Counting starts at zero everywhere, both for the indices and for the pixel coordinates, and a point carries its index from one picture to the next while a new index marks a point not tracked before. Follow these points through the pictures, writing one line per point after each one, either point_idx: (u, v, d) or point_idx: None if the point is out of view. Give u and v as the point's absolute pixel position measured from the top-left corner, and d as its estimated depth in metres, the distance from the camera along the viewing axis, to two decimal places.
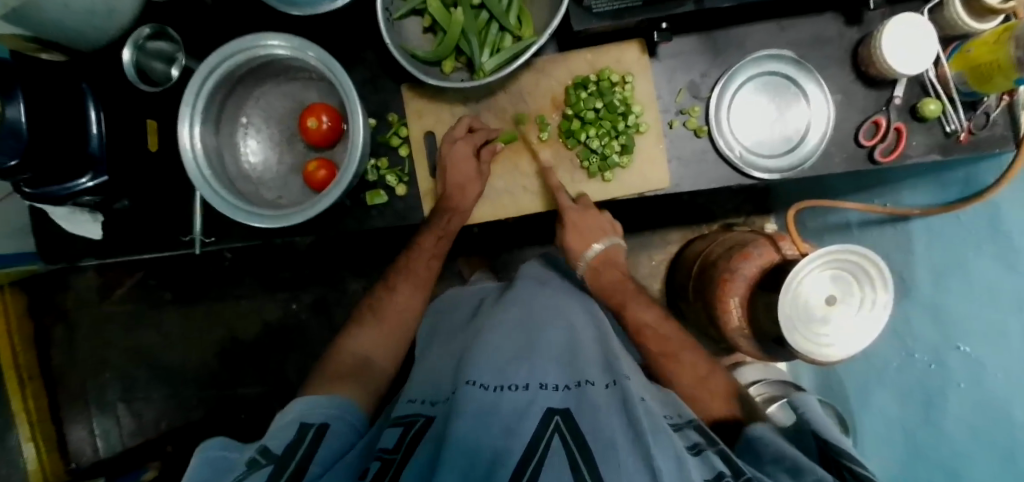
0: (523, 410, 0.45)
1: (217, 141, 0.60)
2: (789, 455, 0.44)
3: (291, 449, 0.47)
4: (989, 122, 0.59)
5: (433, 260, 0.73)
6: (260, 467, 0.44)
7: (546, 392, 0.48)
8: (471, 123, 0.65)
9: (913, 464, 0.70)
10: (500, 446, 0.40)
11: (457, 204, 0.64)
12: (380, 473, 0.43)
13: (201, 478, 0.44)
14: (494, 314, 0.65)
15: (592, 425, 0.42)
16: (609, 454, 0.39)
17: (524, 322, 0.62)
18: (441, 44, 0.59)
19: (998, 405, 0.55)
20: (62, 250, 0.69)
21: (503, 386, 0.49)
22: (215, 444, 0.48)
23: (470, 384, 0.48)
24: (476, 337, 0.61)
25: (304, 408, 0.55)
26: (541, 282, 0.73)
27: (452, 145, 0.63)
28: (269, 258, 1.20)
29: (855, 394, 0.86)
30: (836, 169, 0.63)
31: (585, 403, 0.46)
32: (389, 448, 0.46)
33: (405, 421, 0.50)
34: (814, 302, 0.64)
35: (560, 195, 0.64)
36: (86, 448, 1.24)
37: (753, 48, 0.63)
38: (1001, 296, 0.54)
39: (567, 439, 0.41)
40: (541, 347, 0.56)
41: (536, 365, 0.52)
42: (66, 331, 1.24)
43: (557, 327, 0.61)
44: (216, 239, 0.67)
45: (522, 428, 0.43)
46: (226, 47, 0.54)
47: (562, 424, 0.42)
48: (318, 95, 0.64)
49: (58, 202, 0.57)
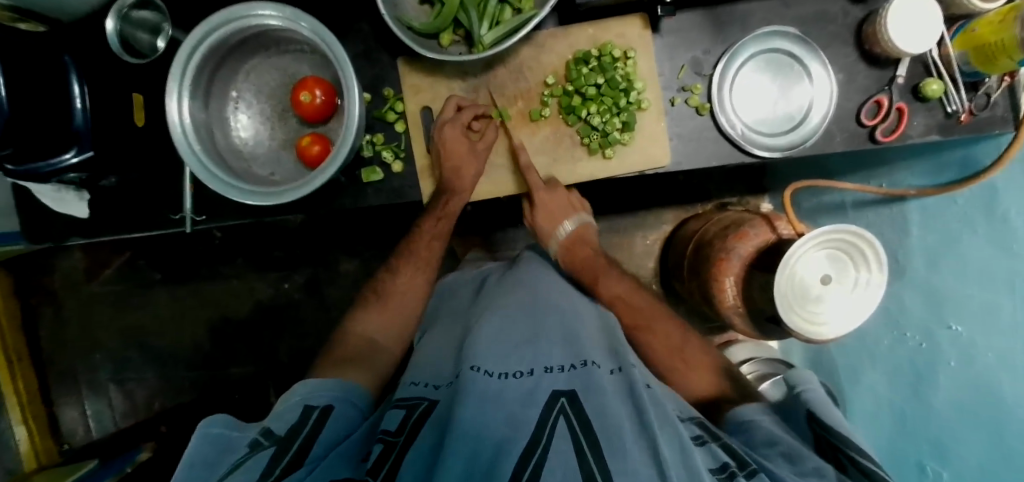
0: (529, 396, 0.45)
1: (206, 116, 0.58)
2: (786, 440, 0.47)
3: (294, 431, 0.47)
4: (990, 103, 0.59)
5: (434, 240, 0.71)
6: (262, 449, 0.44)
7: (552, 375, 0.48)
8: (458, 101, 0.64)
9: (903, 437, 0.72)
10: (504, 434, 0.40)
11: (455, 183, 0.63)
12: (381, 458, 0.42)
13: (202, 458, 0.43)
14: (499, 296, 0.65)
15: (598, 409, 0.42)
16: (616, 441, 0.39)
17: (528, 305, 0.61)
18: (439, 16, 0.57)
19: (982, 378, 0.57)
20: (47, 229, 0.67)
21: (507, 374, 0.48)
22: (218, 420, 0.47)
23: (474, 370, 0.48)
24: (478, 319, 0.60)
25: (308, 390, 0.54)
26: (545, 267, 0.72)
27: (444, 125, 0.62)
28: (260, 238, 1.18)
29: (845, 373, 0.88)
30: (836, 148, 0.62)
31: (591, 385, 0.46)
32: (392, 431, 0.45)
33: (408, 404, 0.50)
34: (810, 281, 0.65)
35: (531, 176, 0.64)
36: (78, 430, 1.23)
37: (757, 24, 0.61)
38: (994, 276, 0.55)
39: (572, 421, 0.41)
40: (546, 331, 0.56)
41: (540, 350, 0.52)
42: (53, 312, 1.22)
43: (561, 311, 0.61)
44: (207, 217, 0.65)
45: (526, 415, 0.42)
46: (214, 16, 0.51)
47: (567, 406, 0.43)
48: (311, 68, 0.62)
49: (44, 179, 0.55)
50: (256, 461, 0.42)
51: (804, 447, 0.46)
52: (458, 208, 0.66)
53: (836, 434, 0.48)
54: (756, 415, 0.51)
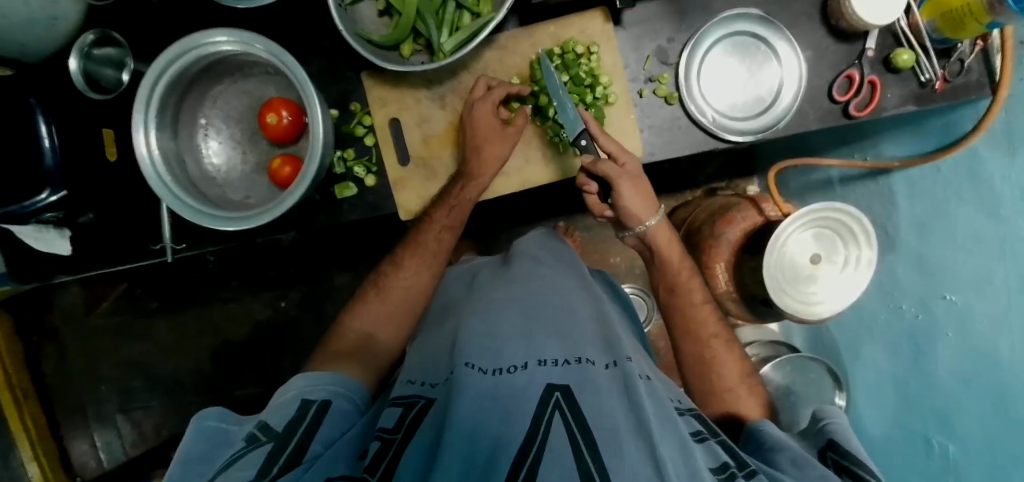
0: (521, 392, 0.41)
1: (176, 146, 0.58)
2: (794, 447, 0.47)
3: (293, 426, 0.46)
4: (964, 68, 0.58)
5: (443, 231, 0.67)
6: (258, 445, 0.43)
7: (546, 368, 0.44)
8: (489, 81, 0.63)
9: (908, 411, 0.71)
10: (500, 432, 0.36)
11: (473, 167, 0.62)
12: (378, 455, 0.40)
13: (198, 451, 0.43)
14: (493, 289, 0.62)
15: (594, 406, 0.39)
16: (613, 440, 0.35)
17: (521, 297, 0.58)
18: (397, 27, 0.57)
19: (985, 348, 0.56)
20: (32, 269, 0.67)
21: (501, 370, 0.45)
22: (213, 414, 0.47)
23: (468, 367, 0.45)
24: (467, 315, 0.58)
25: (306, 384, 0.53)
26: (537, 259, 0.69)
27: (474, 104, 0.61)
28: (254, 259, 1.19)
29: (846, 349, 0.87)
30: (810, 126, 0.62)
31: (588, 382, 0.42)
32: (388, 428, 0.43)
33: (406, 402, 0.47)
34: (799, 260, 0.66)
35: (606, 141, 0.59)
36: (89, 462, 1.24)
37: (719, 8, 0.61)
38: (983, 242, 0.54)
39: (568, 417, 0.38)
40: (541, 322, 0.52)
41: (535, 342, 0.48)
42: (55, 347, 1.23)
43: (554, 301, 0.57)
44: (187, 245, 0.65)
45: (521, 410, 0.39)
46: (172, 46, 0.52)
47: (563, 401, 0.39)
48: (277, 89, 0.62)
49: (21, 221, 0.55)
50: (253, 457, 0.41)
51: (812, 456, 0.45)
52: (473, 195, 0.64)
53: (849, 458, 0.47)
54: (768, 426, 0.52)
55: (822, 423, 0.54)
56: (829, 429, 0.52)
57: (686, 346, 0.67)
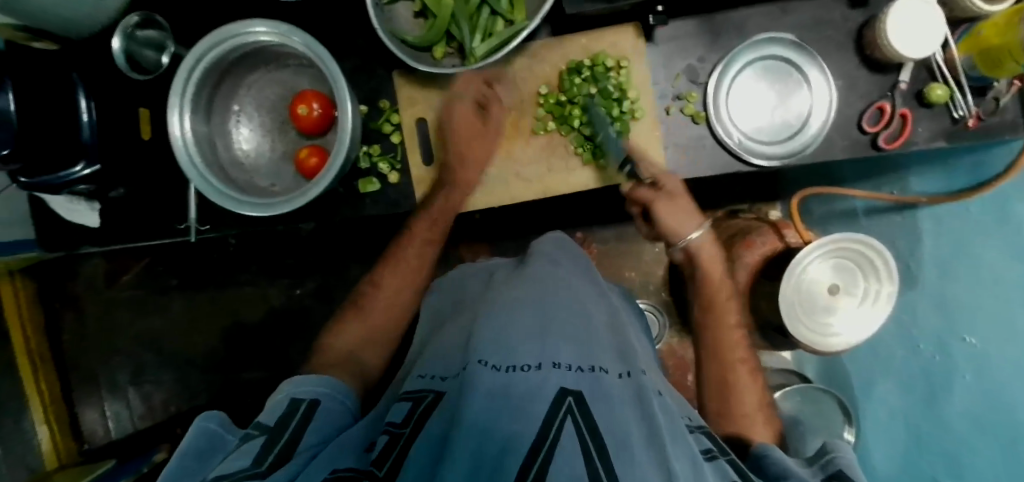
0: (535, 391, 0.41)
1: (208, 130, 0.60)
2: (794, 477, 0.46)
3: (285, 420, 0.47)
4: (998, 108, 0.57)
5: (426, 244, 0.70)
6: (252, 438, 0.44)
7: (561, 372, 0.43)
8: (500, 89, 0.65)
9: (916, 452, 0.69)
10: (512, 431, 0.36)
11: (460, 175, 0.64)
12: (388, 448, 0.40)
13: (195, 448, 0.43)
14: (511, 285, 0.62)
15: (606, 414, 0.39)
16: (625, 450, 0.35)
17: (535, 298, 0.57)
18: (432, 29, 0.58)
19: (999, 394, 0.55)
20: (63, 238, 0.69)
21: (515, 367, 0.44)
22: (213, 417, 0.47)
23: (481, 364, 0.44)
24: (481, 314, 0.58)
25: (295, 387, 0.54)
26: (554, 261, 0.68)
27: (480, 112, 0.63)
28: (273, 245, 1.21)
29: (859, 384, 0.85)
30: (836, 156, 0.61)
31: (600, 389, 0.42)
32: (397, 423, 0.43)
33: (416, 396, 0.48)
34: (817, 289, 0.66)
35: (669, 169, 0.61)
36: (97, 430, 1.26)
37: (753, 32, 0.61)
38: (1006, 286, 0.53)
39: (579, 423, 0.37)
40: (553, 324, 0.52)
41: (548, 345, 0.48)
42: (75, 315, 1.26)
43: (569, 306, 0.57)
44: (211, 227, 0.67)
45: (533, 410, 0.38)
46: (212, 34, 0.53)
47: (575, 406, 0.39)
48: (310, 82, 0.64)
49: (55, 191, 0.57)
50: (249, 447, 0.42)
51: None
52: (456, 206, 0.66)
53: None
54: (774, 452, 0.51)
55: (829, 457, 0.51)
56: (837, 462, 0.49)
57: (710, 371, 0.65)
